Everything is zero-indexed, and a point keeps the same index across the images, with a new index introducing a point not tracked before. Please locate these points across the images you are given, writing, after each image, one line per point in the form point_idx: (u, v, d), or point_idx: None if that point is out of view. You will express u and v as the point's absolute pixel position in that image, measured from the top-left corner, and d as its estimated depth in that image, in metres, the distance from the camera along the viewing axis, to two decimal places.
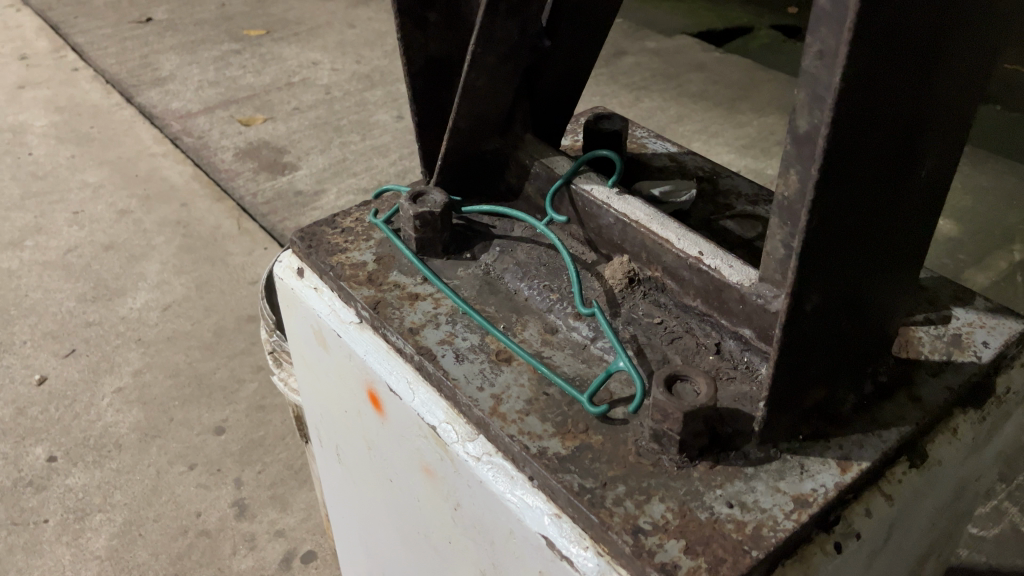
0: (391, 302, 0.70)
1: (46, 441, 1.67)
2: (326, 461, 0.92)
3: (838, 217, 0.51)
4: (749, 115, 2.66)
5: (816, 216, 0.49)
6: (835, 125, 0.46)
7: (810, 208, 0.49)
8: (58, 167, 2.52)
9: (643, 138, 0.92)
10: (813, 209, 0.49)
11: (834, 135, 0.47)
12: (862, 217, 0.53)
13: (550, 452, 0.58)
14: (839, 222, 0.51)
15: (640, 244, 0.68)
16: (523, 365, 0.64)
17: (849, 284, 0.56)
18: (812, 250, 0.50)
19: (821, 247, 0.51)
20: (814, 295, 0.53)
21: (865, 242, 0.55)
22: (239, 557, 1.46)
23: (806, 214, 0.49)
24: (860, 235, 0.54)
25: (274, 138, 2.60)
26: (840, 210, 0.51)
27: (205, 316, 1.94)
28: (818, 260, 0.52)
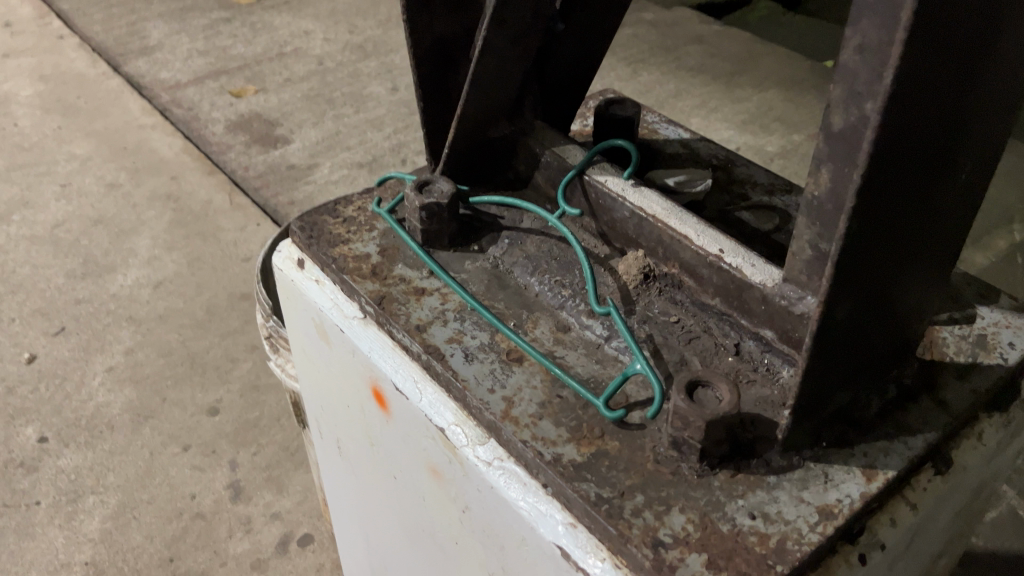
0: (397, 297, 0.68)
1: (36, 421, 1.65)
2: (327, 453, 0.90)
3: (876, 223, 0.49)
4: (748, 89, 2.63)
5: (854, 223, 0.47)
6: (881, 126, 0.44)
7: (849, 214, 0.47)
8: (44, 139, 2.47)
9: (654, 122, 0.88)
10: (851, 215, 0.47)
11: (879, 138, 0.44)
12: (899, 223, 0.51)
13: (565, 459, 0.56)
14: (877, 229, 0.49)
15: (656, 239, 0.66)
16: (535, 365, 0.62)
17: (881, 287, 0.53)
18: (847, 257, 0.48)
19: (857, 254, 0.49)
20: (845, 302, 0.51)
21: (905, 245, 0.52)
22: (234, 540, 1.44)
23: (843, 220, 0.47)
24: (898, 237, 0.52)
25: (265, 110, 2.54)
26: (882, 212, 0.48)
27: (197, 294, 1.91)
28: (854, 267, 0.49)
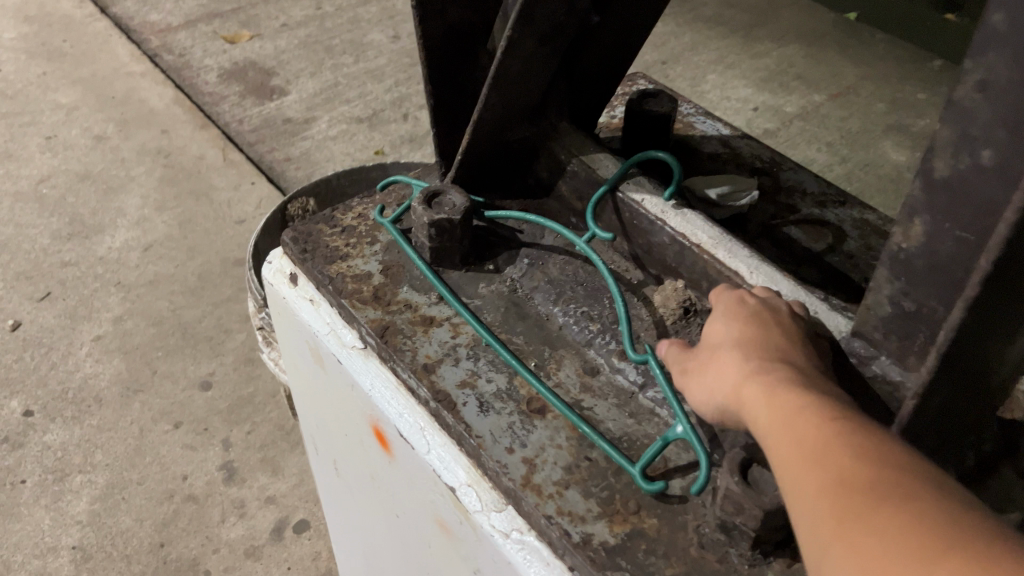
0: (402, 328, 0.60)
1: (21, 392, 1.58)
2: (324, 470, 0.82)
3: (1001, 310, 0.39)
4: (768, 44, 2.49)
5: (973, 311, 0.38)
6: None
7: (967, 302, 0.37)
8: (28, 86, 2.35)
9: (689, 113, 0.79)
10: (971, 304, 0.37)
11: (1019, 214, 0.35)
12: None
13: (596, 541, 0.48)
14: (1001, 314, 0.40)
15: (702, 271, 0.57)
16: (559, 419, 0.54)
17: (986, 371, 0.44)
18: (960, 344, 0.39)
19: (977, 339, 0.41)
20: (949, 389, 0.43)
21: None
22: (227, 525, 1.39)
23: (959, 309, 0.37)
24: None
25: (260, 58, 2.41)
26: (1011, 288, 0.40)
27: (188, 258, 1.82)
28: (969, 353, 0.41)
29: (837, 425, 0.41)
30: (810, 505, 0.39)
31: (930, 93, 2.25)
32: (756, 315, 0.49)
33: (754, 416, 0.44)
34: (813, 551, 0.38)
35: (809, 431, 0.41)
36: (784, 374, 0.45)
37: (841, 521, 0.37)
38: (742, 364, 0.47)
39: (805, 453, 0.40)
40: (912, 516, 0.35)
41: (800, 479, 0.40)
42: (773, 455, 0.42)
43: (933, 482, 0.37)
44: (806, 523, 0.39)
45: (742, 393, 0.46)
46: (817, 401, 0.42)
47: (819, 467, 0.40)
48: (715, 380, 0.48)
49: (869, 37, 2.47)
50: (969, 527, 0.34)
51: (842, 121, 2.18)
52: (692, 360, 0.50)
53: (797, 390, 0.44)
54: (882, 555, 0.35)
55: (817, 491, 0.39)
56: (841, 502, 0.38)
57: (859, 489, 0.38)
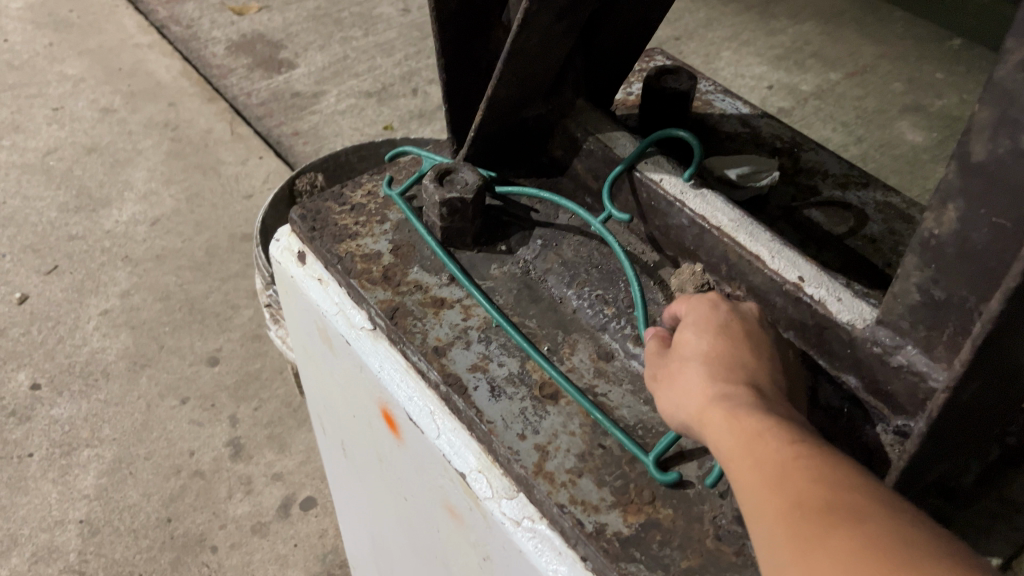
0: (412, 310, 0.58)
1: (28, 365, 1.58)
2: (331, 451, 0.82)
3: None
4: (785, 20, 2.45)
5: (1012, 302, 0.36)
6: None
7: (1006, 293, 0.35)
8: (35, 57, 2.32)
9: (708, 91, 0.77)
10: (1009, 295, 0.35)
11: None
12: None
13: (610, 531, 0.47)
14: None
15: (721, 254, 0.55)
16: (573, 405, 0.53)
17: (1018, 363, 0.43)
18: (995, 337, 0.37)
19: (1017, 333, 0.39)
20: (982, 386, 0.41)
21: None
22: (234, 501, 1.39)
23: (997, 299, 0.36)
24: None
25: (269, 30, 2.39)
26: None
27: (196, 233, 1.81)
28: (1007, 345, 0.39)
29: (798, 450, 0.39)
30: (768, 530, 0.37)
31: (949, 73, 2.21)
32: (725, 330, 0.47)
33: (714, 438, 0.42)
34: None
35: (769, 454, 0.39)
36: (748, 396, 0.43)
37: (797, 549, 0.36)
38: (707, 383, 0.44)
39: (764, 476, 0.39)
40: (869, 546, 0.34)
41: (760, 503, 0.38)
42: (733, 479, 0.41)
43: (891, 511, 0.36)
44: (764, 548, 0.37)
45: (704, 413, 0.43)
46: (779, 425, 0.41)
47: (778, 491, 0.38)
48: (679, 397, 0.45)
49: (888, 15, 2.42)
50: (925, 560, 0.33)
51: (858, 100, 2.15)
52: (657, 371, 0.48)
53: (759, 411, 0.42)
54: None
55: (775, 517, 0.37)
56: (798, 527, 0.36)
57: (816, 515, 0.36)
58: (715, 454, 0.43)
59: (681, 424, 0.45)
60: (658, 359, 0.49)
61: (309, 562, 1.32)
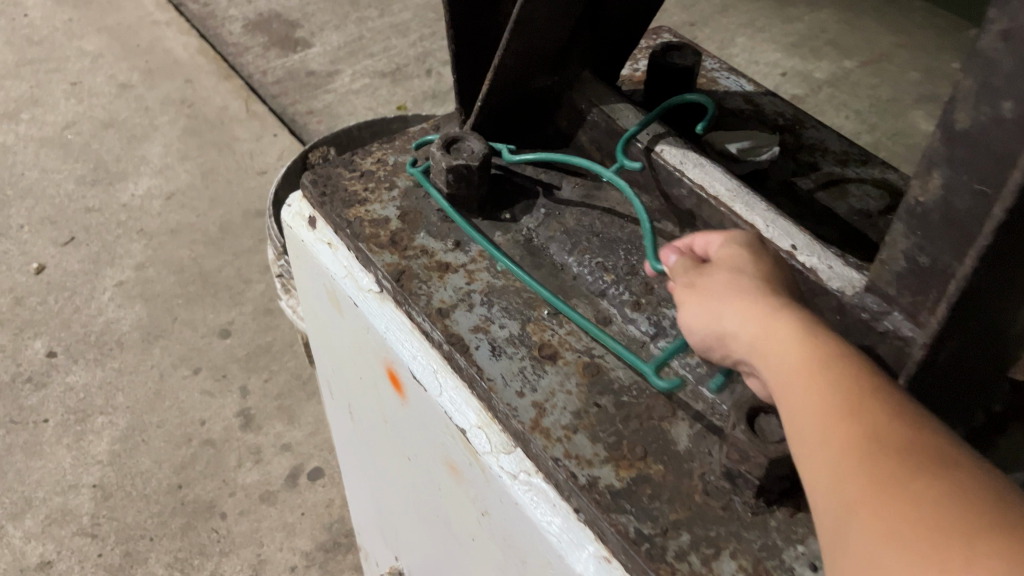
0: (418, 273, 0.60)
1: (45, 334, 1.61)
2: (339, 414, 0.84)
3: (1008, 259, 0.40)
4: (801, 8, 2.44)
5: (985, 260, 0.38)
6: None
7: (980, 251, 0.38)
8: (55, 32, 2.35)
9: (713, 69, 0.78)
10: (982, 253, 0.38)
11: None
12: None
13: (602, 484, 0.49)
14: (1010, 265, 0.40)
15: (718, 223, 0.57)
16: (570, 365, 0.55)
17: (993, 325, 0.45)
18: (967, 295, 0.40)
19: (984, 289, 0.41)
20: (954, 344, 0.43)
21: None
22: (244, 470, 1.42)
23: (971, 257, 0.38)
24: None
25: (285, 10, 2.40)
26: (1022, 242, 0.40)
27: (210, 208, 1.84)
28: (974, 303, 0.41)
29: (873, 382, 0.39)
30: (839, 464, 0.37)
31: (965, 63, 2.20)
32: (767, 259, 0.48)
33: (775, 356, 0.42)
34: (832, 504, 0.37)
35: (844, 387, 0.39)
36: (815, 323, 0.42)
37: (874, 479, 0.36)
38: (760, 295, 0.44)
39: (837, 409, 0.38)
40: (953, 490, 0.34)
41: (829, 429, 0.38)
42: (795, 407, 0.40)
43: (972, 460, 0.35)
44: (833, 481, 0.37)
45: (762, 328, 0.43)
46: (852, 358, 0.40)
47: (853, 421, 0.38)
48: (727, 306, 0.45)
49: (906, 5, 2.41)
50: (1009, 509, 0.32)
51: (873, 89, 2.14)
52: (703, 286, 0.47)
53: (832, 342, 0.41)
54: (913, 523, 0.33)
55: (846, 444, 0.37)
56: (875, 463, 0.36)
57: (896, 454, 0.36)
58: (772, 379, 0.42)
59: (720, 332, 0.45)
60: (702, 271, 0.49)
61: (316, 530, 1.35)
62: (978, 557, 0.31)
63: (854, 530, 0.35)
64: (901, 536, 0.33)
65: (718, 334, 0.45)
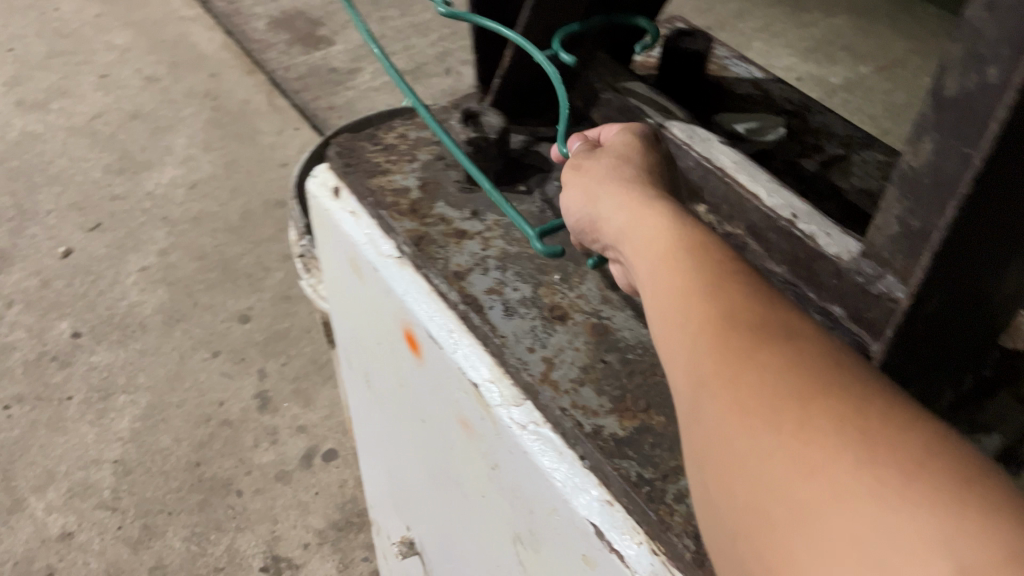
0: (436, 239, 0.64)
1: (70, 315, 1.65)
2: (355, 382, 0.88)
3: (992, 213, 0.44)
4: (817, 14, 2.47)
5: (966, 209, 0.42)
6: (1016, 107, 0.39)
7: (961, 199, 0.42)
8: (84, 26, 2.41)
9: (724, 57, 0.81)
10: (964, 201, 0.42)
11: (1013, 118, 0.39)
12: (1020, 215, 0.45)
13: (606, 432, 0.52)
14: (995, 219, 0.45)
15: (723, 193, 0.60)
16: (579, 325, 0.58)
17: (975, 283, 0.48)
18: (953, 244, 0.44)
19: (964, 238, 0.44)
20: (936, 294, 0.46)
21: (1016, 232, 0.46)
22: (260, 450, 1.45)
23: (955, 205, 0.42)
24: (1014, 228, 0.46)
25: (308, 8, 2.45)
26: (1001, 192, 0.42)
27: (232, 198, 1.88)
28: (954, 251, 0.44)
29: (733, 271, 0.40)
30: (693, 340, 0.38)
31: None
32: (649, 152, 0.54)
33: (645, 244, 0.44)
34: (687, 380, 0.38)
35: (703, 272, 0.40)
36: (684, 219, 0.45)
37: (722, 352, 0.36)
38: (636, 185, 0.49)
39: (695, 291, 0.40)
40: (793, 359, 0.35)
41: (686, 308, 0.39)
42: (659, 292, 0.42)
43: (819, 337, 0.36)
44: (687, 358, 0.38)
45: (638, 220, 0.46)
46: (713, 245, 0.42)
47: (710, 301, 0.39)
48: (606, 192, 0.50)
49: (922, 12, 2.43)
50: (845, 372, 0.34)
51: (887, 94, 2.16)
52: (586, 174, 0.53)
53: (698, 237, 0.43)
54: (756, 386, 0.34)
55: (701, 321, 0.38)
56: (723, 334, 0.37)
57: (746, 330, 0.37)
58: (639, 265, 0.44)
59: (598, 215, 0.50)
60: (594, 160, 0.54)
61: (329, 510, 1.38)
62: (814, 408, 0.32)
63: (704, 400, 0.36)
64: (747, 401, 0.34)
65: (596, 216, 0.50)
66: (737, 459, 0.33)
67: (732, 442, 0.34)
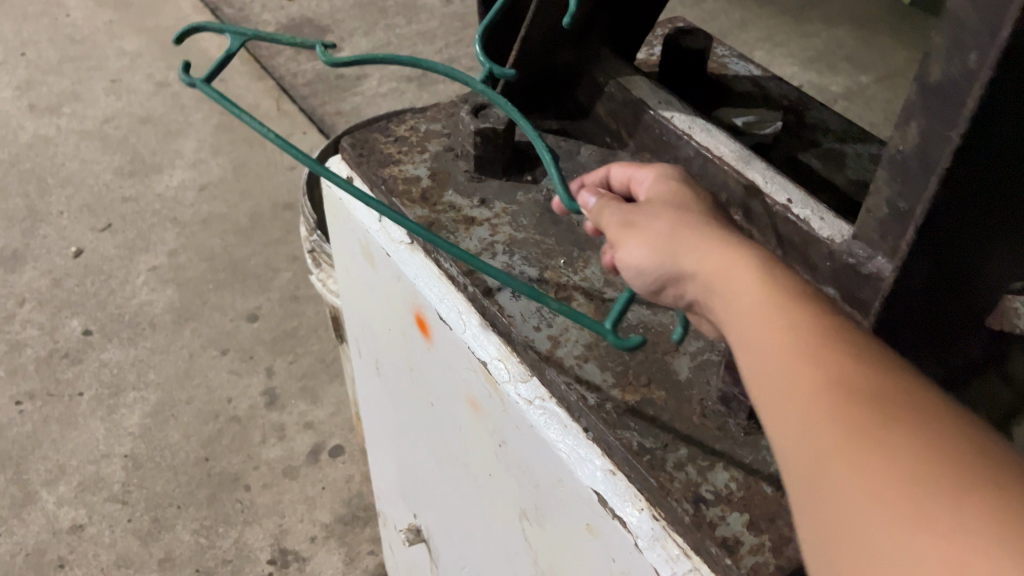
0: (446, 225, 0.66)
1: (81, 314, 1.68)
2: (365, 370, 0.90)
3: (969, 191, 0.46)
4: (819, 24, 2.50)
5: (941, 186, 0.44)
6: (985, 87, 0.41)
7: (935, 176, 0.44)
8: (96, 32, 2.45)
9: (724, 56, 0.84)
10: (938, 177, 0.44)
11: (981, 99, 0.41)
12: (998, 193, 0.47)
13: (609, 405, 0.54)
14: (972, 198, 0.47)
15: (722, 182, 0.62)
16: (583, 306, 0.60)
17: (957, 262, 0.50)
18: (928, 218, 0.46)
19: (947, 212, 0.47)
20: (919, 267, 0.48)
21: (997, 211, 0.49)
22: (267, 446, 1.47)
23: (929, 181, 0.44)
24: (993, 208, 0.48)
25: (316, 15, 2.48)
26: (981, 168, 0.45)
27: (241, 200, 1.91)
28: (935, 225, 0.47)
29: (839, 331, 0.39)
30: (813, 416, 0.36)
31: None
32: (700, 201, 0.50)
33: (739, 299, 0.42)
34: (805, 456, 0.36)
35: (817, 341, 0.38)
36: (780, 272, 0.42)
37: (847, 427, 0.35)
38: (710, 231, 0.45)
39: (807, 356, 0.38)
40: (924, 438, 0.33)
41: (799, 376, 0.37)
42: (764, 357, 0.39)
43: (942, 406, 0.35)
44: (805, 433, 0.36)
45: (722, 270, 0.43)
46: (813, 301, 0.40)
47: (824, 367, 0.37)
48: (674, 241, 0.46)
49: (924, 22, 2.46)
50: (980, 450, 0.32)
51: (889, 103, 2.19)
52: (637, 223, 0.48)
53: (800, 292, 0.41)
54: (889, 470, 0.33)
55: (816, 390, 0.36)
56: (845, 407, 0.35)
57: (867, 401, 0.35)
58: (735, 325, 0.42)
59: (679, 272, 0.45)
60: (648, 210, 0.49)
61: (335, 505, 1.41)
62: (957, 500, 0.31)
63: (836, 479, 0.34)
64: (887, 492, 0.32)
65: (668, 270, 0.46)
66: (881, 556, 0.31)
67: (868, 530, 0.32)
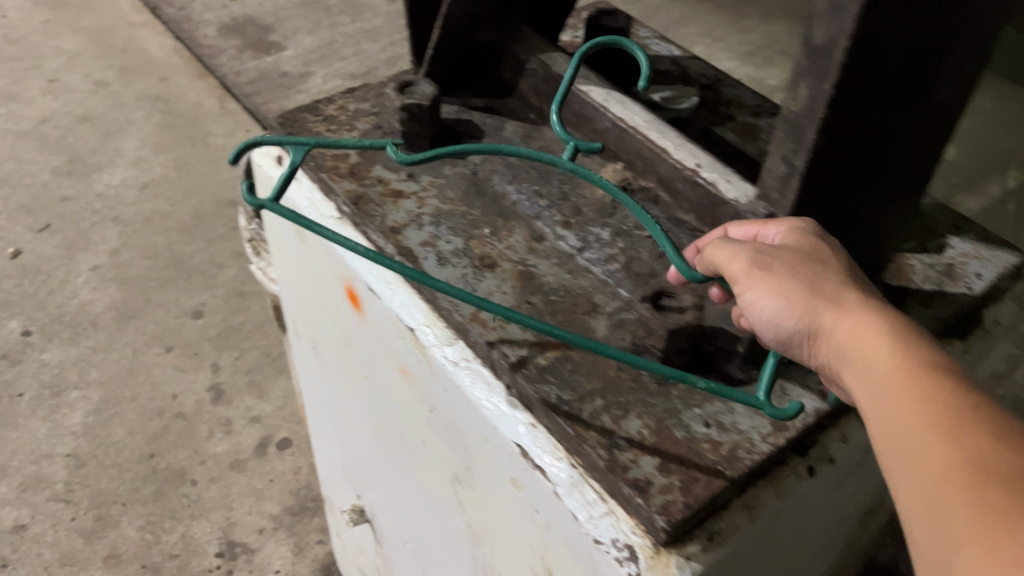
0: (373, 198, 0.68)
1: (20, 314, 1.66)
2: (302, 350, 0.92)
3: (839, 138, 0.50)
4: (756, 20, 2.57)
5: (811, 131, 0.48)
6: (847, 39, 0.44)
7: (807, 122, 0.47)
8: (32, 32, 2.41)
9: (645, 38, 0.87)
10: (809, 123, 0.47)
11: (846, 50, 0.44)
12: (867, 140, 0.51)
13: (530, 361, 0.57)
14: (842, 145, 0.50)
15: (634, 149, 0.65)
16: (506, 271, 0.62)
17: (834, 205, 0.55)
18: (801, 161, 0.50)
19: (819, 158, 0.51)
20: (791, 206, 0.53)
21: (868, 158, 0.52)
22: (214, 441, 1.47)
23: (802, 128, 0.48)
24: (863, 155, 0.52)
25: (259, 13, 2.46)
26: (850, 115, 0.49)
27: (184, 198, 1.89)
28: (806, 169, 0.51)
29: (975, 412, 0.40)
30: (941, 495, 0.38)
31: None
32: (835, 259, 0.50)
33: (875, 372, 0.44)
34: (934, 533, 0.38)
35: (952, 408, 0.40)
36: (916, 340, 0.44)
37: (975, 507, 0.36)
38: (853, 302, 0.47)
39: (941, 433, 0.40)
40: None
41: (931, 453, 0.39)
42: (899, 432, 0.42)
43: None
44: (935, 507, 0.38)
45: (859, 342, 0.45)
46: (951, 379, 0.42)
47: (956, 446, 0.39)
48: (811, 308, 0.47)
49: None
50: None
51: None
52: (771, 280, 0.49)
53: (939, 369, 0.42)
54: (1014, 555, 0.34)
55: (946, 470, 0.38)
56: (973, 486, 0.37)
57: (995, 482, 0.37)
58: (875, 398, 0.44)
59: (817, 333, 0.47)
60: (779, 257, 0.49)
61: (283, 496, 1.41)
62: None
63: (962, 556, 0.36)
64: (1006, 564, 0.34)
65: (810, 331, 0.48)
66: None
67: None
